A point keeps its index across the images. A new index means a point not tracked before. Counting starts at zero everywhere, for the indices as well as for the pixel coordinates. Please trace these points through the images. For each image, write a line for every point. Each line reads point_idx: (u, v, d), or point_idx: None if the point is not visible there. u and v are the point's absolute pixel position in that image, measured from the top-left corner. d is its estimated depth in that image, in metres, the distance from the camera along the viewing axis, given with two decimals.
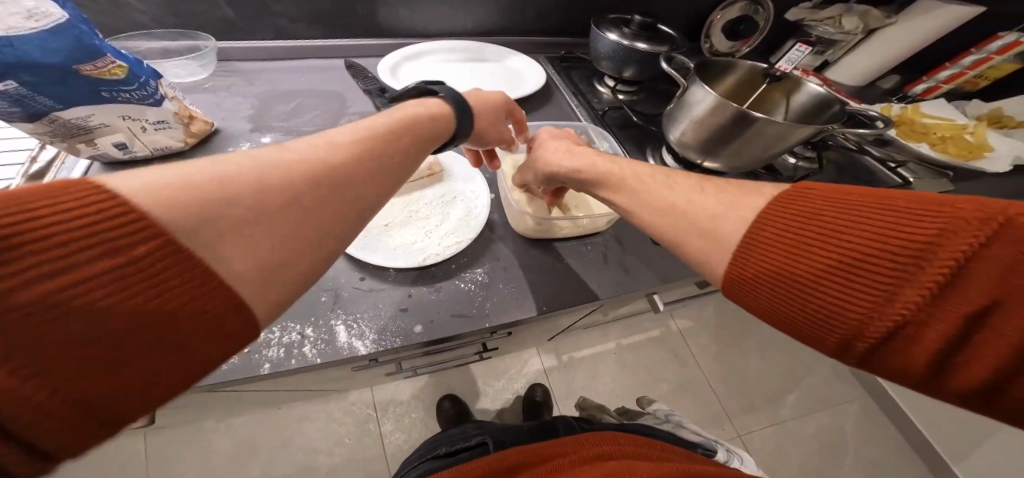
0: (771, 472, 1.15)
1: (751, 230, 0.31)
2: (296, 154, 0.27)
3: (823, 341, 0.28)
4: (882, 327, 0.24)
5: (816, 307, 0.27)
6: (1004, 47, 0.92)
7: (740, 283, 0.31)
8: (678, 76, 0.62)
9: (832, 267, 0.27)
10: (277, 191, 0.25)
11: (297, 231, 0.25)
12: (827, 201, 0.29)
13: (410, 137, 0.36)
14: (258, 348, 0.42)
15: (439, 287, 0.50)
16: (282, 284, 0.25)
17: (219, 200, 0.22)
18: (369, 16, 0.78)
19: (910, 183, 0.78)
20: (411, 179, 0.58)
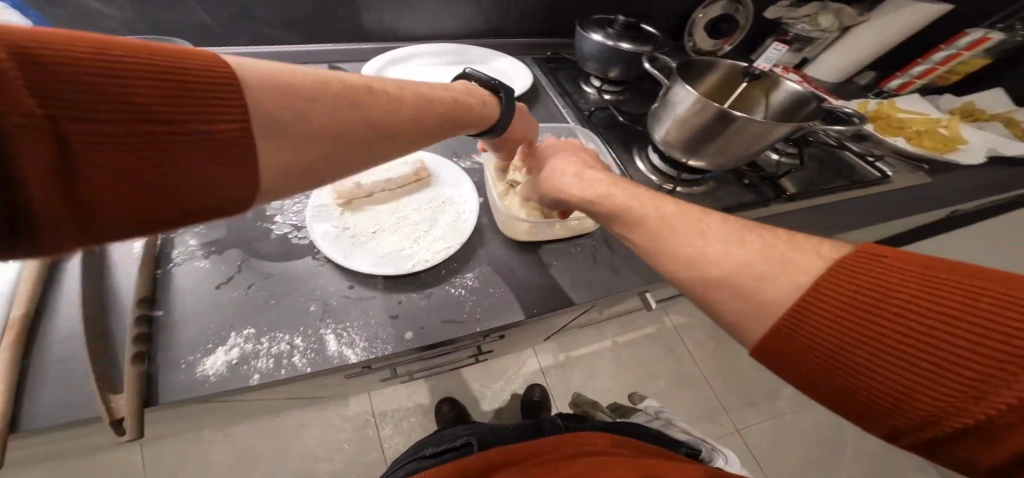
0: (768, 464, 1.17)
1: (807, 293, 0.28)
2: (367, 90, 0.32)
3: (878, 423, 0.26)
4: (957, 423, 0.22)
5: (878, 393, 0.25)
6: (972, 43, 0.95)
7: (789, 350, 0.28)
8: (661, 76, 0.63)
9: (902, 353, 0.24)
10: (336, 122, 0.29)
11: (327, 153, 0.30)
12: (901, 273, 0.26)
13: (456, 113, 0.42)
14: (247, 359, 0.42)
15: (429, 293, 0.50)
16: (290, 184, 0.29)
17: (293, 100, 0.27)
18: (352, 20, 0.78)
19: (888, 176, 0.80)
20: (398, 186, 0.58)
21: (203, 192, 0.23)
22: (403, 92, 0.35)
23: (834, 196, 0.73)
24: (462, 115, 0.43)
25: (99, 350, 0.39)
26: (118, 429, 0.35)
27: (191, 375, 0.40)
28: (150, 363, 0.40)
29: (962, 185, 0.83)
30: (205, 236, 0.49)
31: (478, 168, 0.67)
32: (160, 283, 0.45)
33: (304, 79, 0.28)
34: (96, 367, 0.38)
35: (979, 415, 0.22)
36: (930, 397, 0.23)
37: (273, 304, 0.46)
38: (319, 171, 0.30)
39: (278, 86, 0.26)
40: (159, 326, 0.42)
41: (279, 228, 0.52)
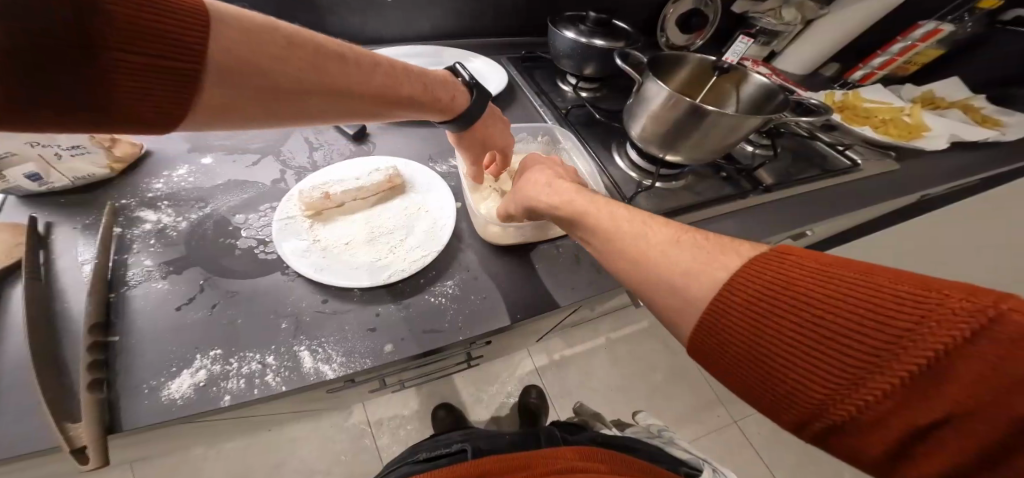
0: (766, 451, 1.18)
1: (723, 287, 0.28)
2: (333, 54, 0.36)
3: (780, 414, 0.27)
4: (841, 411, 0.23)
5: (782, 380, 0.26)
6: (927, 34, 0.97)
7: (705, 342, 0.29)
8: (632, 71, 0.63)
9: (804, 341, 0.25)
10: (287, 72, 0.33)
11: (275, 102, 0.34)
12: (806, 268, 0.26)
13: (419, 93, 0.45)
14: (216, 381, 0.40)
15: (408, 303, 0.49)
16: (230, 117, 0.32)
17: (263, 45, 0.31)
18: (317, 24, 0.76)
19: (859, 164, 0.81)
20: (371, 193, 0.56)
21: (153, 102, 0.27)
22: (369, 61, 0.40)
23: (809, 186, 0.74)
24: (427, 102, 0.46)
25: (50, 379, 0.36)
26: (80, 458, 0.34)
27: (155, 400, 0.37)
28: (109, 391, 0.37)
29: (930, 170, 0.85)
30: (163, 256, 0.47)
31: (454, 172, 0.65)
32: (115, 307, 0.42)
33: (280, 31, 0.33)
34: (49, 396, 0.35)
35: (859, 402, 0.23)
36: (819, 387, 0.24)
37: (239, 322, 0.44)
38: (258, 114, 0.34)
39: (249, 29, 0.31)
40: (117, 352, 0.40)
41: (244, 242, 0.50)
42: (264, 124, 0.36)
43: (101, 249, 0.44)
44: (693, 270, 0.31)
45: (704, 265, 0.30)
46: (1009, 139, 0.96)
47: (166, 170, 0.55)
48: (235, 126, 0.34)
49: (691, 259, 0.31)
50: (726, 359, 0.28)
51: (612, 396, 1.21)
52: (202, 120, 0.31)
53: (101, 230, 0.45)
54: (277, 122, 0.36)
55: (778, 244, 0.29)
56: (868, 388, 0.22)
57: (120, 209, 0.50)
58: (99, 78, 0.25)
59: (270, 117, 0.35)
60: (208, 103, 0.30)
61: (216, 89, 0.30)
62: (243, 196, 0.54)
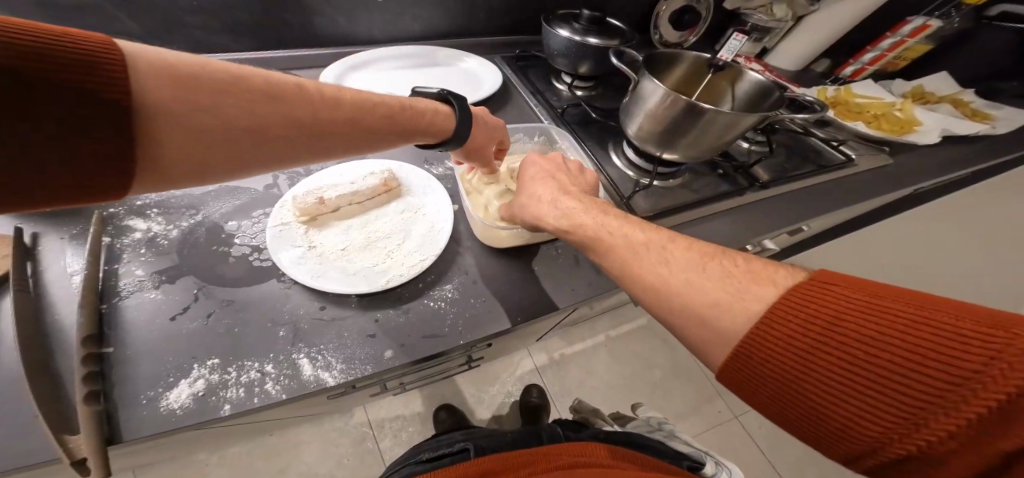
0: (767, 444, 1.20)
1: (765, 322, 0.29)
2: (281, 84, 0.34)
3: (835, 446, 0.27)
4: (903, 448, 0.24)
5: (835, 416, 0.26)
6: (915, 30, 0.99)
7: (751, 374, 0.30)
8: (628, 70, 0.63)
9: (859, 379, 0.25)
10: (239, 111, 0.31)
11: (234, 148, 0.31)
12: (854, 301, 0.27)
13: (394, 125, 0.43)
14: (215, 390, 0.39)
15: (407, 308, 0.48)
16: (192, 167, 0.30)
17: (206, 86, 0.29)
18: (305, 26, 0.75)
19: (853, 159, 0.81)
20: (366, 198, 0.56)
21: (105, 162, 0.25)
22: (330, 93, 0.37)
23: (804, 182, 0.75)
24: (409, 121, 0.45)
25: (45, 392, 0.36)
26: (81, 470, 0.34)
27: (153, 411, 0.37)
28: (106, 402, 0.37)
29: (923, 164, 0.86)
30: (156, 265, 0.46)
31: (450, 174, 0.65)
32: (107, 318, 0.42)
33: (212, 68, 0.30)
34: (47, 407, 0.35)
35: (920, 442, 0.23)
36: (878, 425, 0.25)
37: (236, 331, 0.43)
38: (231, 163, 0.32)
39: (179, 71, 0.28)
40: (112, 364, 0.39)
41: (238, 250, 0.49)
42: (238, 172, 0.34)
43: (91, 259, 0.43)
44: (713, 310, 0.31)
45: (719, 304, 0.31)
46: (1000, 132, 0.97)
47: None
48: (205, 178, 0.32)
49: (705, 298, 0.32)
50: (773, 393, 0.29)
51: (613, 393, 1.22)
52: (158, 173, 0.29)
53: (91, 240, 0.44)
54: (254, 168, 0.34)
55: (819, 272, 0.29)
56: (931, 428, 0.23)
57: (108, 217, 0.49)
58: (69, 126, 0.23)
59: (233, 166, 0.32)
60: (166, 159, 0.28)
61: (169, 140, 0.28)
62: (235, 202, 0.54)
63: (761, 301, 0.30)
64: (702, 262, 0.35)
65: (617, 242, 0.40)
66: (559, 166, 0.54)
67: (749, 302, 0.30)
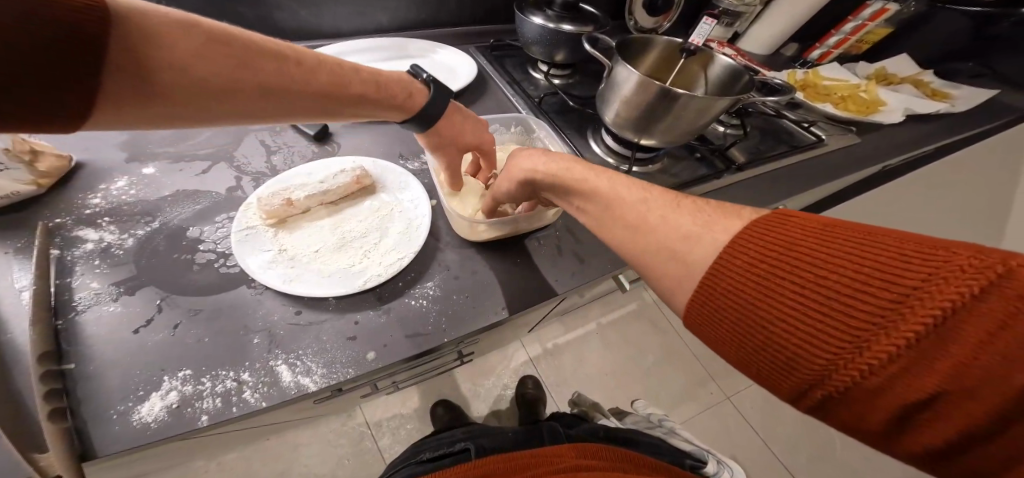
0: (759, 423, 1.23)
1: (722, 253, 0.29)
2: (260, 47, 0.35)
3: (780, 384, 0.27)
4: (844, 377, 0.23)
5: (782, 348, 0.26)
6: (875, 14, 1.01)
7: (706, 312, 0.29)
8: (601, 56, 0.62)
9: (810, 305, 0.25)
10: (215, 60, 0.32)
11: (189, 104, 0.32)
12: (807, 231, 0.27)
13: (372, 88, 0.44)
14: (190, 401, 0.37)
15: (388, 308, 0.47)
16: (163, 107, 0.31)
17: (179, 36, 0.30)
18: (264, 20, 0.72)
19: (824, 139, 0.83)
20: (338, 196, 0.54)
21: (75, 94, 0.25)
22: (309, 60, 0.39)
23: (778, 164, 0.76)
24: (383, 100, 0.46)
25: (5, 412, 0.33)
26: None
27: (125, 426, 0.35)
28: (73, 419, 0.35)
29: (888, 141, 0.89)
30: (114, 277, 0.43)
31: (426, 169, 0.63)
32: (64, 334, 0.39)
33: (192, 23, 0.31)
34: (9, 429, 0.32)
35: (864, 366, 0.23)
36: (825, 352, 0.24)
37: (207, 341, 0.41)
38: (184, 117, 0.33)
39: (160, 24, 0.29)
40: (74, 380, 0.37)
41: (204, 256, 0.47)
42: (209, 120, 0.34)
43: (39, 273, 0.40)
44: (684, 244, 0.31)
45: (693, 236, 0.31)
46: (957, 111, 1.01)
47: (104, 183, 0.50)
48: (174, 121, 0.32)
49: (673, 249, 0.32)
50: (725, 329, 0.28)
51: (606, 381, 1.23)
52: (126, 111, 0.29)
53: (36, 253, 0.41)
54: (224, 117, 0.35)
55: (777, 209, 0.29)
56: (873, 350, 0.22)
57: (55, 228, 0.45)
58: None
59: (183, 120, 0.33)
60: (119, 110, 0.29)
61: (124, 91, 0.28)
62: (196, 207, 0.51)
63: (725, 232, 0.30)
64: (676, 202, 0.35)
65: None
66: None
67: (716, 232, 0.31)
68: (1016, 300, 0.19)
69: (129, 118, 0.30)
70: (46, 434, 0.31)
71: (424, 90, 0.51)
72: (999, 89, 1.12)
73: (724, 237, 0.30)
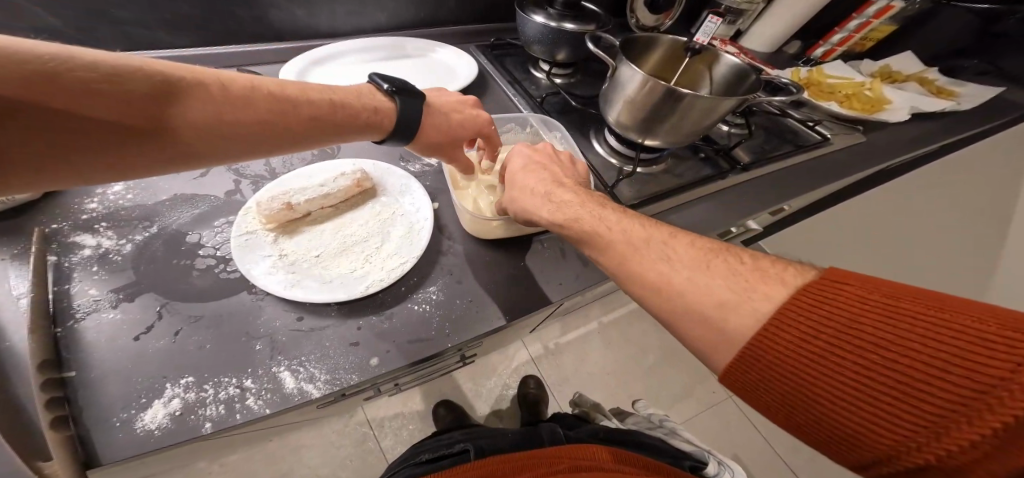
0: (762, 422, 1.23)
1: (771, 321, 0.28)
2: (200, 88, 0.35)
3: (844, 454, 0.27)
4: (918, 458, 0.24)
5: (848, 427, 0.26)
6: (880, 11, 1.00)
7: (758, 382, 0.29)
8: (604, 55, 0.61)
9: (875, 387, 0.25)
10: (145, 104, 0.32)
11: (129, 149, 0.32)
12: (864, 302, 0.26)
13: (326, 106, 0.43)
14: (193, 408, 0.37)
15: (391, 314, 0.47)
16: (100, 157, 0.31)
17: (101, 83, 0.30)
18: (261, 20, 0.71)
19: (829, 138, 0.82)
20: (338, 200, 0.53)
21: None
22: (252, 89, 0.38)
23: (782, 163, 0.75)
24: (342, 120, 0.45)
25: (4, 419, 0.32)
26: None
27: (128, 434, 0.34)
28: (76, 427, 0.34)
29: (893, 140, 0.88)
30: (113, 283, 0.43)
31: (427, 170, 0.63)
32: (64, 342, 0.38)
33: (128, 71, 0.32)
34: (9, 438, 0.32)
35: (939, 452, 0.23)
36: (894, 434, 0.24)
37: (209, 347, 0.41)
38: (130, 169, 0.33)
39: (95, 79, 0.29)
40: (76, 388, 0.36)
41: (203, 262, 0.46)
42: (161, 167, 0.35)
43: (36, 280, 0.39)
44: (715, 311, 0.31)
45: (728, 305, 0.31)
46: (962, 109, 1.00)
47: (100, 188, 0.50)
48: (122, 171, 0.33)
49: None
50: (780, 400, 0.29)
51: (608, 381, 1.23)
52: (62, 167, 0.30)
53: (33, 259, 0.40)
54: (178, 163, 0.36)
55: (826, 272, 0.29)
56: (950, 437, 0.22)
57: (52, 234, 0.45)
58: None
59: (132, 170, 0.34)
60: (66, 171, 0.30)
61: (55, 146, 0.29)
62: (194, 211, 0.50)
63: (768, 300, 0.30)
64: (705, 263, 0.34)
65: (617, 235, 0.40)
66: (545, 155, 0.53)
67: (755, 298, 0.30)
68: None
69: (69, 174, 0.30)
70: (48, 442, 0.30)
71: (388, 104, 0.49)
72: (1004, 88, 1.11)
73: (765, 307, 0.30)
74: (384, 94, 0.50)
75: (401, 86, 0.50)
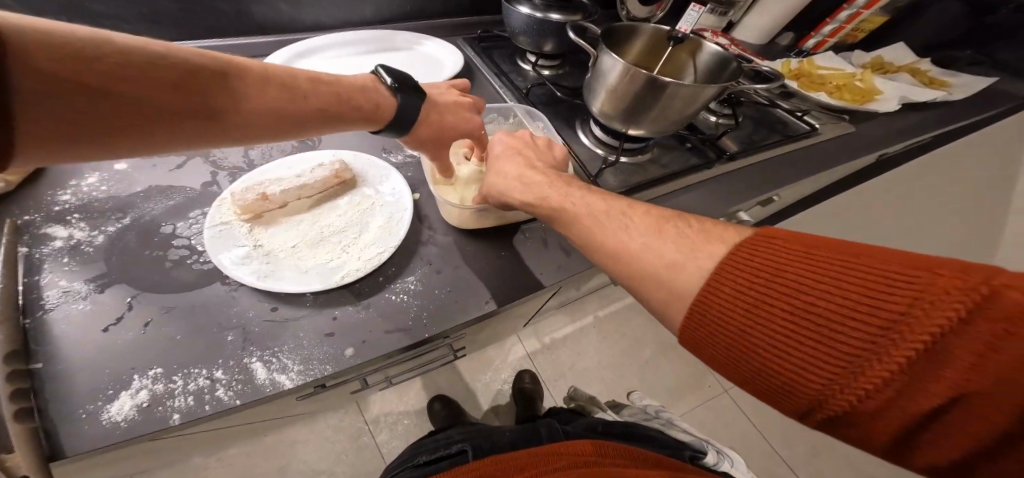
0: (758, 415, 1.23)
1: (709, 277, 0.29)
2: (267, 80, 0.38)
3: (781, 405, 0.28)
4: (842, 401, 0.24)
5: (780, 375, 0.26)
6: (870, 1, 0.99)
7: (701, 338, 0.30)
8: (585, 44, 0.60)
9: (801, 331, 0.25)
10: (228, 94, 0.34)
11: (213, 131, 0.34)
12: (792, 253, 0.27)
13: (363, 96, 0.46)
14: (161, 400, 0.37)
15: (367, 304, 0.46)
16: (189, 137, 0.33)
17: (194, 73, 0.32)
18: (243, 14, 0.71)
19: (817, 128, 0.82)
20: (316, 191, 0.53)
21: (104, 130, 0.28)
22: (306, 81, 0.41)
23: (770, 151, 0.75)
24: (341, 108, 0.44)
25: None
26: None
27: (93, 426, 0.34)
28: (41, 419, 0.34)
29: (884, 130, 0.87)
30: (84, 274, 0.42)
31: (409, 161, 0.62)
32: (34, 333, 0.38)
33: (214, 64, 0.34)
34: None
35: (859, 392, 0.23)
36: (820, 378, 0.25)
37: (180, 339, 0.40)
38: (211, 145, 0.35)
39: (120, 57, 0.27)
40: (43, 380, 0.36)
41: (176, 253, 0.46)
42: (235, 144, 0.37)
43: (5, 272, 0.39)
44: (666, 271, 0.32)
45: (676, 265, 0.31)
46: (954, 99, 0.99)
47: (73, 180, 0.49)
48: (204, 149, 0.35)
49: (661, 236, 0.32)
50: (721, 355, 0.29)
51: (604, 375, 1.23)
52: (156, 145, 0.31)
53: (2, 251, 0.40)
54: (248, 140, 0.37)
55: (759, 228, 0.30)
56: (868, 376, 0.23)
57: (24, 226, 0.44)
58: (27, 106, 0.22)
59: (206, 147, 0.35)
60: (149, 151, 0.31)
61: (157, 128, 0.30)
62: (169, 203, 0.50)
63: (709, 259, 0.31)
64: (658, 228, 0.35)
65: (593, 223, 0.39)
66: (520, 142, 0.52)
67: (700, 258, 0.31)
68: (1002, 321, 0.20)
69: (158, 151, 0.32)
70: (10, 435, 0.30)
71: (389, 98, 0.49)
72: (997, 78, 1.10)
73: (709, 264, 0.30)
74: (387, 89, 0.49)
75: (405, 82, 0.50)
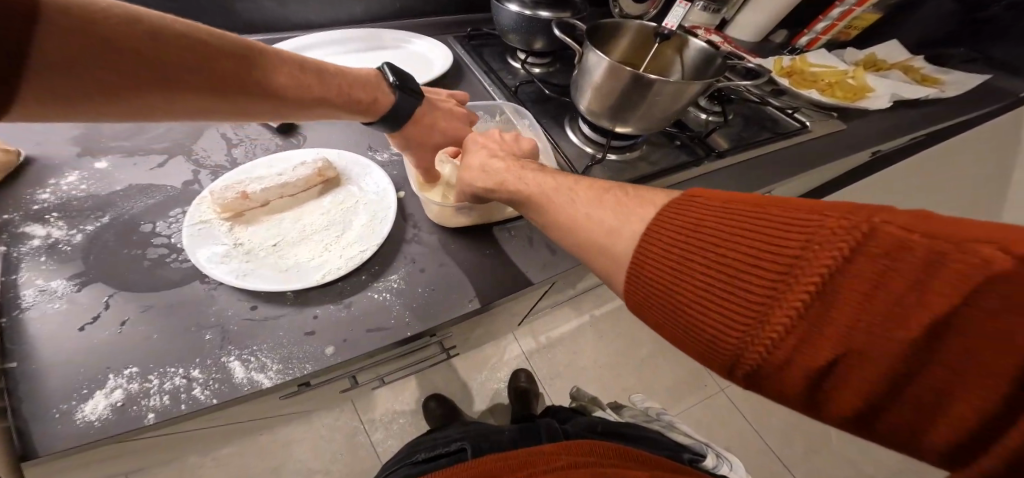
0: (755, 413, 1.23)
1: (639, 239, 0.30)
2: (281, 65, 0.39)
3: (710, 366, 0.27)
4: (754, 354, 0.23)
5: (700, 329, 0.26)
6: None
7: (636, 300, 0.30)
8: (571, 41, 0.60)
9: (714, 283, 0.25)
10: (242, 74, 0.35)
11: (221, 107, 0.35)
12: (709, 209, 0.28)
13: (366, 89, 0.48)
14: (136, 399, 0.36)
15: (349, 302, 0.46)
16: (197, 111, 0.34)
17: (214, 52, 0.33)
18: (229, 12, 0.71)
19: (807, 125, 0.82)
20: (299, 189, 0.53)
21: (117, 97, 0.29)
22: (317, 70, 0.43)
23: (760, 149, 0.75)
24: (333, 99, 0.44)
25: None
26: None
27: (66, 426, 0.34)
28: (14, 418, 0.34)
29: (876, 128, 0.87)
30: (62, 273, 0.42)
31: (395, 160, 0.62)
32: (9, 332, 0.38)
33: (235, 45, 0.35)
34: None
35: (767, 342, 0.23)
36: (732, 330, 0.24)
37: (157, 337, 0.40)
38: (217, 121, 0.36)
39: (143, 32, 0.29)
40: (16, 379, 0.35)
41: (155, 252, 0.46)
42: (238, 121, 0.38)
43: None
44: (605, 239, 0.32)
45: (615, 231, 0.32)
46: (947, 96, 0.99)
47: (54, 178, 0.49)
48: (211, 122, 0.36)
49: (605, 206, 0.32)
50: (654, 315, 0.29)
51: (599, 374, 1.22)
52: (164, 114, 0.32)
53: None
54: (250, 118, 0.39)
55: (686, 191, 0.30)
56: (772, 324, 0.22)
57: (3, 225, 0.44)
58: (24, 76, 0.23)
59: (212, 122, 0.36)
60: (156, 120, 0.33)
61: (167, 101, 0.32)
62: (149, 201, 0.50)
63: (641, 222, 0.31)
64: (599, 200, 0.35)
65: None
66: (503, 140, 0.52)
67: (633, 223, 0.31)
68: (882, 256, 0.20)
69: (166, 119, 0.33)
70: None
71: (389, 95, 0.50)
72: (991, 75, 1.10)
73: (641, 228, 0.31)
74: (389, 86, 0.51)
75: (408, 83, 0.51)
